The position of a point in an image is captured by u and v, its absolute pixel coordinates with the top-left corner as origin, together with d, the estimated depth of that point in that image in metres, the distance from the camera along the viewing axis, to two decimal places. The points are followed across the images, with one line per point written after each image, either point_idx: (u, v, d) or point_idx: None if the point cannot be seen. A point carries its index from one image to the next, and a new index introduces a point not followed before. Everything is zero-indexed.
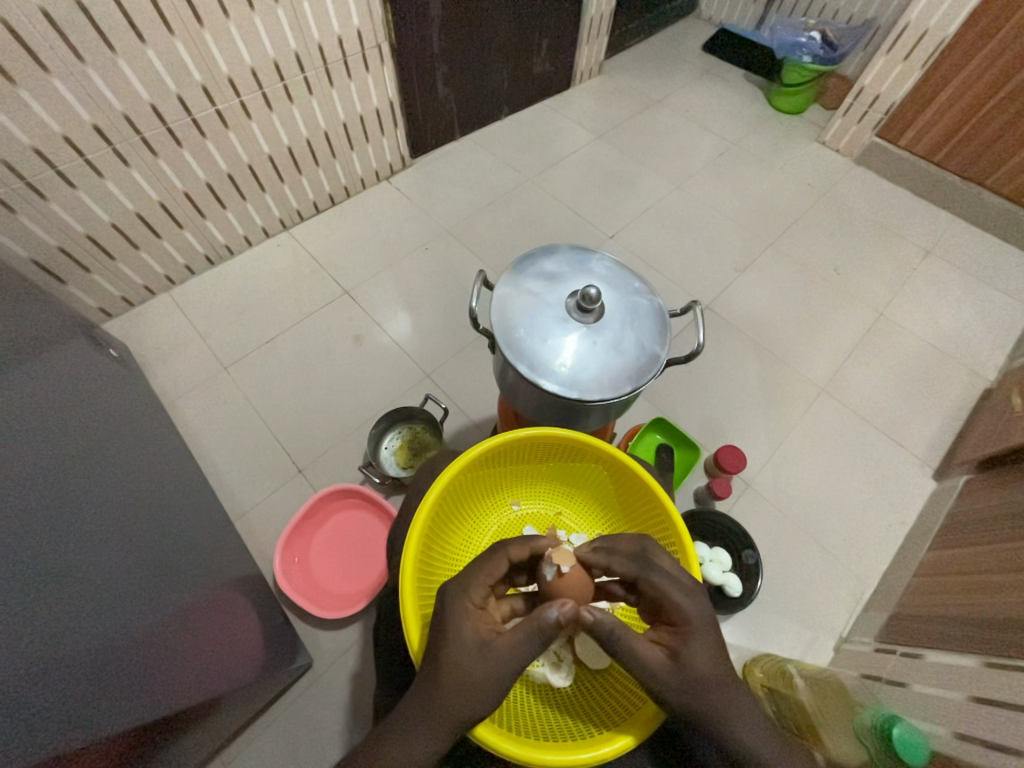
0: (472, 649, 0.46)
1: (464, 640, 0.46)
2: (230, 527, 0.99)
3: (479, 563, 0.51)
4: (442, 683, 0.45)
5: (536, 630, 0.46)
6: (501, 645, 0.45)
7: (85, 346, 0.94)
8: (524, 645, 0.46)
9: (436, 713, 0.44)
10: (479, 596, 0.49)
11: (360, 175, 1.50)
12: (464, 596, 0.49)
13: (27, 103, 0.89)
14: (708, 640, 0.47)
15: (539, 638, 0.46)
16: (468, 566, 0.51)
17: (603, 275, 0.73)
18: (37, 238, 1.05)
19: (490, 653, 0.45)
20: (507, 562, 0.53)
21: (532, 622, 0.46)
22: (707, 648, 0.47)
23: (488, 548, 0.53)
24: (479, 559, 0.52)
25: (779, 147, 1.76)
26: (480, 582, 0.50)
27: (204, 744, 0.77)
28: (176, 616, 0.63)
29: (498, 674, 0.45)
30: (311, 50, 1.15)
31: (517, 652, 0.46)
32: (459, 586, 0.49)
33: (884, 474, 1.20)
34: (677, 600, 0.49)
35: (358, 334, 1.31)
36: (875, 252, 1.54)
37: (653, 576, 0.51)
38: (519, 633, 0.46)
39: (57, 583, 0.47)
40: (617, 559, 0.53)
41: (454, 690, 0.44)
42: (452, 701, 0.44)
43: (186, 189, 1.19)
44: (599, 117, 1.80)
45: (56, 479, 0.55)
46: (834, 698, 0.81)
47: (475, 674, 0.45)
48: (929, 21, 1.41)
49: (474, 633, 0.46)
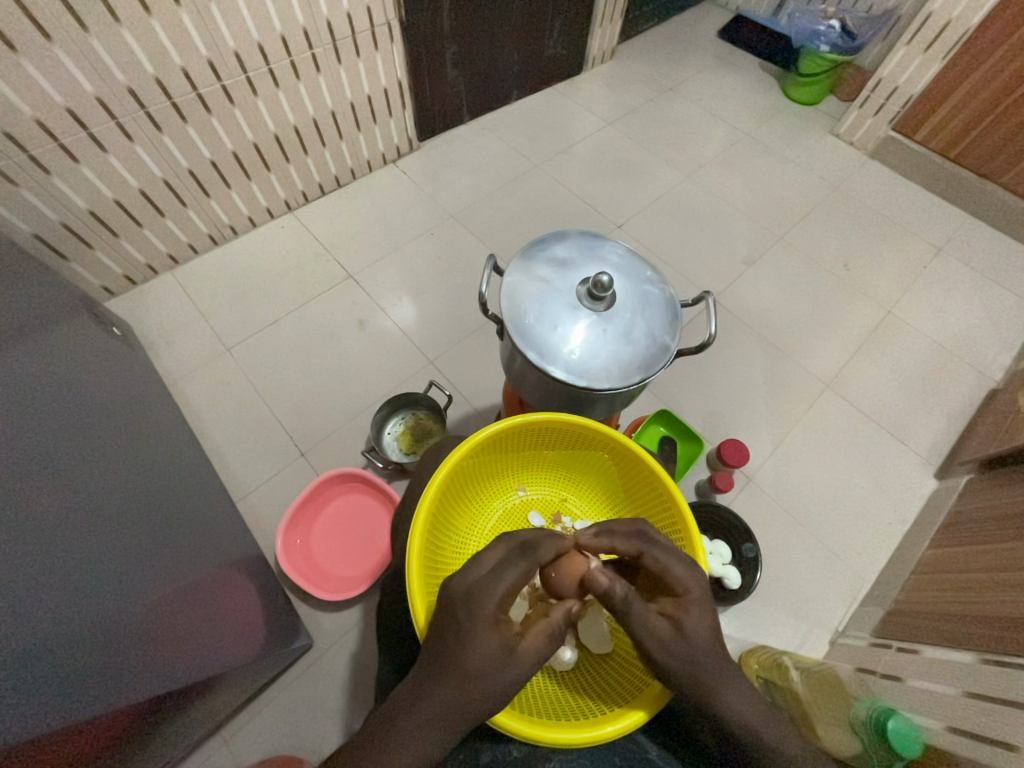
0: (502, 657, 0.45)
1: (493, 650, 0.45)
2: (232, 508, 0.99)
3: (511, 573, 0.49)
4: (469, 688, 0.45)
5: (555, 631, 0.49)
6: (528, 649, 0.47)
7: (87, 324, 0.93)
8: (545, 644, 0.48)
9: (458, 716, 0.44)
10: (507, 600, 0.48)
11: (367, 157, 1.48)
12: (492, 600, 0.47)
13: (29, 73, 0.87)
14: (705, 611, 0.49)
15: (557, 638, 0.49)
16: (498, 577, 0.48)
17: (615, 263, 0.72)
18: (38, 212, 1.04)
19: (519, 659, 0.46)
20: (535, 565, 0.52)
21: (553, 624, 0.49)
22: (706, 617, 0.49)
23: (520, 557, 0.50)
24: (508, 568, 0.49)
25: (792, 138, 1.74)
26: (507, 585, 0.48)
27: (205, 719, 0.78)
28: (177, 595, 0.63)
29: (523, 677, 0.46)
30: (319, 26, 1.12)
31: (540, 654, 0.47)
32: (487, 589, 0.48)
33: (886, 472, 1.20)
34: (676, 569, 0.51)
35: (362, 319, 1.30)
36: (886, 248, 1.52)
37: (654, 550, 0.52)
38: (543, 636, 0.48)
39: (55, 559, 0.47)
40: (620, 537, 0.54)
41: (480, 695, 0.45)
42: (477, 705, 0.45)
43: (190, 167, 1.17)
44: (611, 103, 1.77)
45: (56, 456, 0.55)
46: (830, 691, 0.82)
47: (502, 680, 0.45)
48: (953, 11, 1.37)
49: (503, 641, 0.46)
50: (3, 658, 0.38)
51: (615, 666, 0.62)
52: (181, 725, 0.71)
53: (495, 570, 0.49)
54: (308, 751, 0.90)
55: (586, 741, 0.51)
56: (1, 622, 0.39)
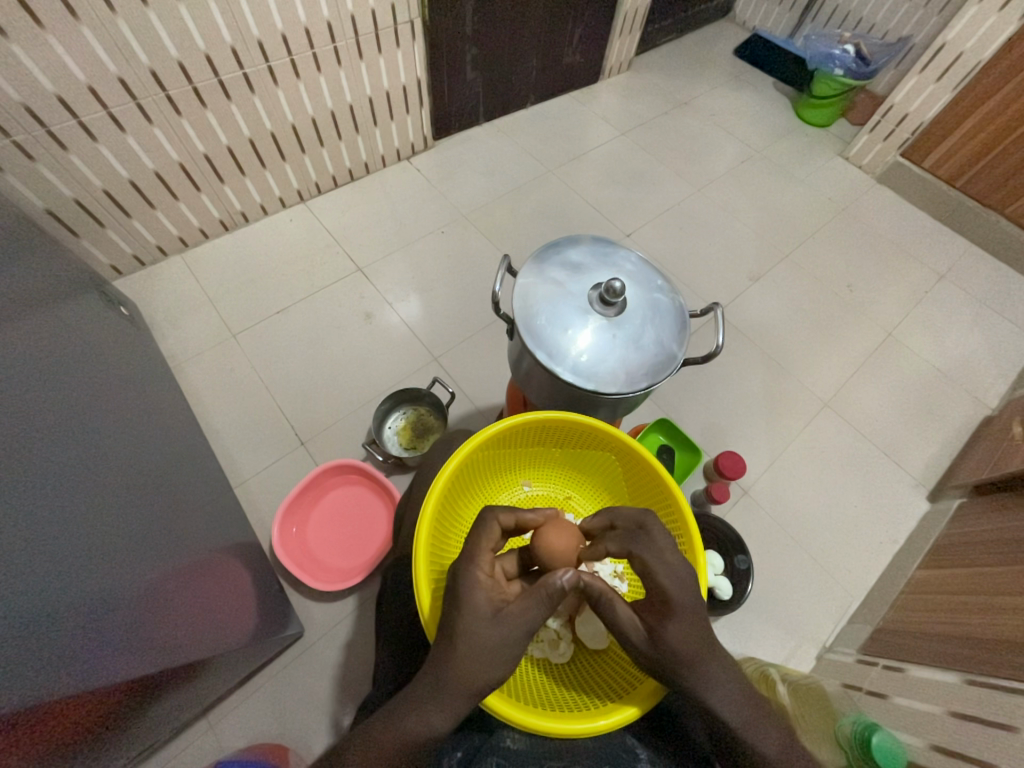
0: (488, 615, 0.47)
1: (477, 608, 0.47)
2: (229, 493, 0.99)
3: (477, 533, 0.52)
4: (458, 650, 0.46)
5: (545, 596, 0.48)
6: (514, 609, 0.47)
7: (96, 303, 0.94)
8: (536, 608, 0.48)
9: (454, 688, 0.45)
10: (487, 564, 0.51)
11: (382, 153, 1.50)
12: (474, 566, 0.50)
13: (54, 49, 0.88)
14: (688, 623, 0.48)
15: (549, 603, 0.48)
16: (467, 541, 0.53)
17: (628, 270, 0.73)
18: (53, 189, 1.04)
19: (505, 618, 0.47)
20: (499, 526, 0.54)
21: (540, 588, 0.48)
22: (687, 629, 0.48)
23: (479, 516, 0.54)
24: (474, 530, 0.53)
25: (802, 158, 1.76)
26: (485, 550, 0.51)
27: (188, 706, 0.78)
28: (178, 578, 0.65)
29: (512, 639, 0.47)
30: (344, 21, 1.14)
31: (530, 615, 0.47)
32: (467, 559, 0.51)
33: (880, 493, 1.21)
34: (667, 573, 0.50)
35: (369, 312, 1.31)
36: (889, 273, 1.53)
37: (646, 548, 0.51)
38: (530, 597, 0.48)
39: (28, 536, 0.44)
40: (615, 539, 0.54)
41: (470, 656, 0.46)
42: (469, 667, 0.45)
43: (207, 153, 1.18)
44: (625, 114, 1.79)
45: (40, 432, 0.52)
46: (819, 727, 0.80)
47: (490, 641, 0.46)
48: (966, 44, 1.41)
49: (488, 601, 0.48)
50: (15, 623, 0.40)
51: (608, 663, 0.62)
52: (171, 705, 0.71)
53: (469, 542, 0.52)
54: (295, 740, 0.90)
55: (576, 732, 0.52)
56: (18, 588, 0.41)
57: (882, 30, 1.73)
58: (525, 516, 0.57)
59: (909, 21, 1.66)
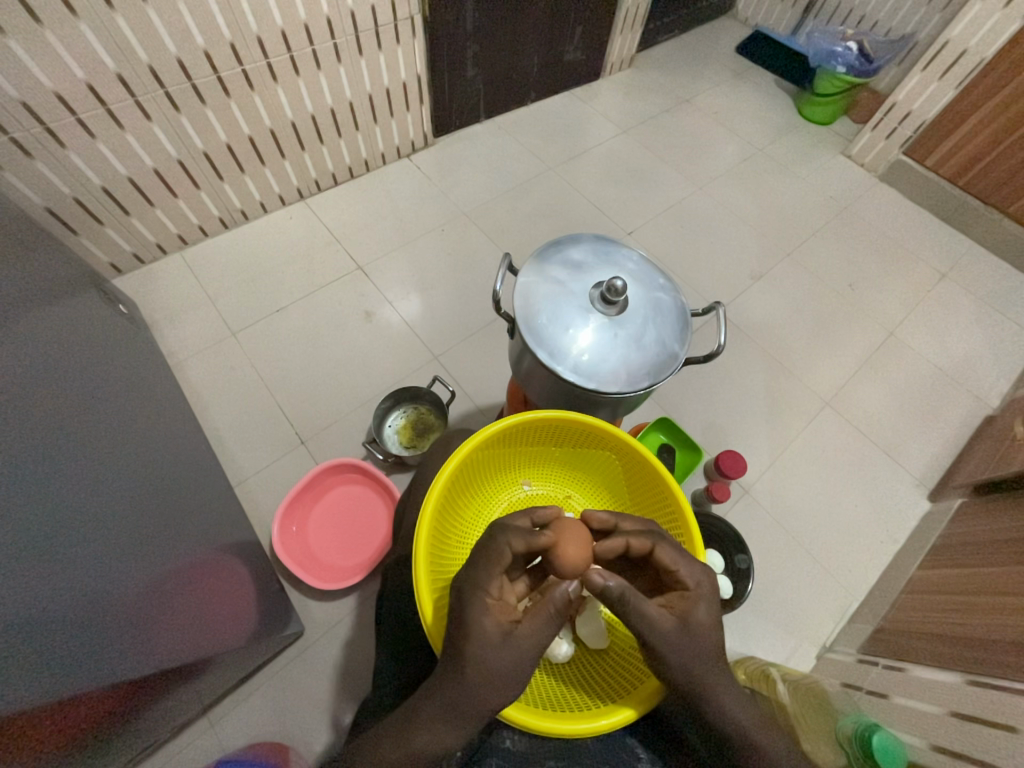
0: (498, 640, 0.46)
1: (488, 634, 0.46)
2: (229, 492, 0.99)
3: (483, 557, 0.50)
4: (470, 677, 0.45)
5: (553, 611, 0.48)
6: (525, 631, 0.47)
7: (95, 301, 0.93)
8: (544, 625, 0.48)
9: (465, 712, 0.46)
10: (496, 587, 0.49)
11: (382, 151, 1.49)
12: (481, 591, 0.48)
13: (52, 45, 0.87)
14: (712, 606, 0.50)
15: (557, 617, 0.49)
16: (472, 563, 0.50)
17: (630, 269, 0.73)
18: (52, 186, 1.03)
19: (515, 640, 0.47)
20: (509, 547, 0.52)
21: (549, 604, 0.48)
22: (711, 613, 0.50)
23: (485, 539, 0.52)
24: (479, 553, 0.51)
25: (803, 156, 1.75)
26: (492, 574, 0.49)
27: (188, 704, 0.78)
28: (180, 577, 0.65)
29: (522, 660, 0.47)
30: (344, 17, 1.13)
31: (539, 634, 0.48)
32: (473, 583, 0.49)
33: (881, 493, 1.21)
34: (691, 563, 0.51)
35: (369, 311, 1.30)
36: (890, 272, 1.53)
37: (669, 547, 0.52)
38: (539, 616, 0.48)
39: (28, 536, 0.44)
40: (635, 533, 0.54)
41: (481, 682, 0.46)
42: (481, 690, 0.46)
43: (207, 150, 1.18)
44: (626, 111, 1.78)
45: (37, 432, 0.52)
46: (820, 725, 0.79)
47: (502, 664, 0.46)
48: (969, 41, 1.40)
49: (497, 625, 0.47)
50: (18, 623, 0.40)
51: (610, 662, 0.62)
52: (171, 704, 0.71)
53: (474, 565, 0.50)
54: (295, 738, 0.90)
55: (579, 732, 0.51)
56: (19, 588, 0.41)
57: (885, 27, 1.72)
58: (535, 541, 0.53)
59: (912, 17, 1.65)
